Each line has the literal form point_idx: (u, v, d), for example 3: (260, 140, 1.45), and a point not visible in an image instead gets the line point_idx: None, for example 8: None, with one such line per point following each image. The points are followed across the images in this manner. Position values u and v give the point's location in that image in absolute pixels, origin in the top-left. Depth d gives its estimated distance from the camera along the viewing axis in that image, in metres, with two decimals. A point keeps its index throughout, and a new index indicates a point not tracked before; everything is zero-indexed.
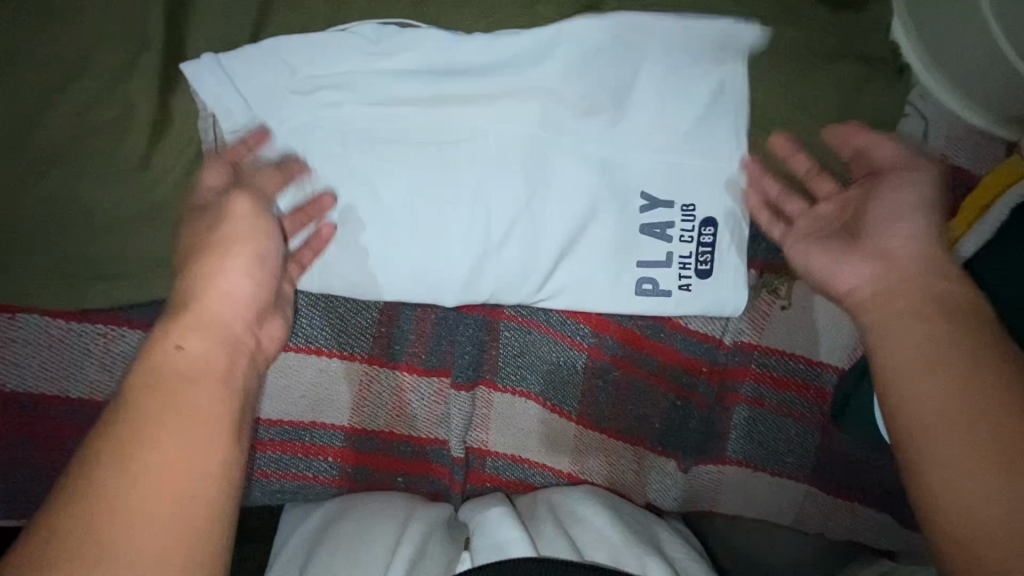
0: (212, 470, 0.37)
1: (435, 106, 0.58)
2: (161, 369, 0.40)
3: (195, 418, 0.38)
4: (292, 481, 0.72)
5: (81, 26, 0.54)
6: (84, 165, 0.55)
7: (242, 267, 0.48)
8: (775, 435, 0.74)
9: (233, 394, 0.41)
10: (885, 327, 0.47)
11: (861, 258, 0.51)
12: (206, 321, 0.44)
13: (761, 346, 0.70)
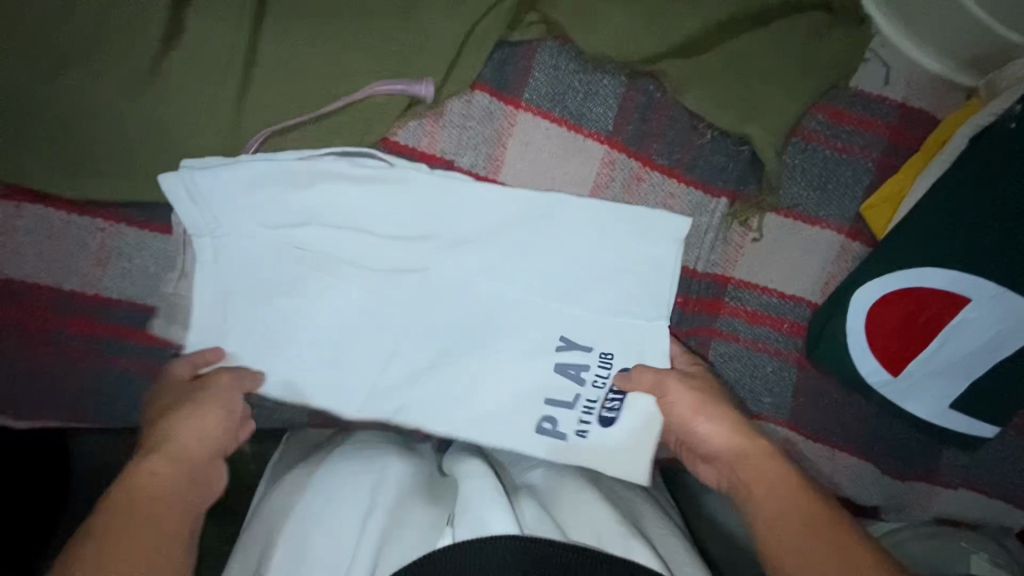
0: (171, 552, 0.46)
1: (419, 25, 0.63)
2: (132, 481, 0.49)
3: (151, 551, 0.45)
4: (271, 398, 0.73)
5: None
6: (97, 66, 0.59)
7: (218, 420, 0.57)
8: (751, 373, 0.74)
9: (193, 475, 0.52)
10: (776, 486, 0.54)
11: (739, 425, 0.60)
12: (168, 449, 0.53)
13: (735, 278, 0.72)
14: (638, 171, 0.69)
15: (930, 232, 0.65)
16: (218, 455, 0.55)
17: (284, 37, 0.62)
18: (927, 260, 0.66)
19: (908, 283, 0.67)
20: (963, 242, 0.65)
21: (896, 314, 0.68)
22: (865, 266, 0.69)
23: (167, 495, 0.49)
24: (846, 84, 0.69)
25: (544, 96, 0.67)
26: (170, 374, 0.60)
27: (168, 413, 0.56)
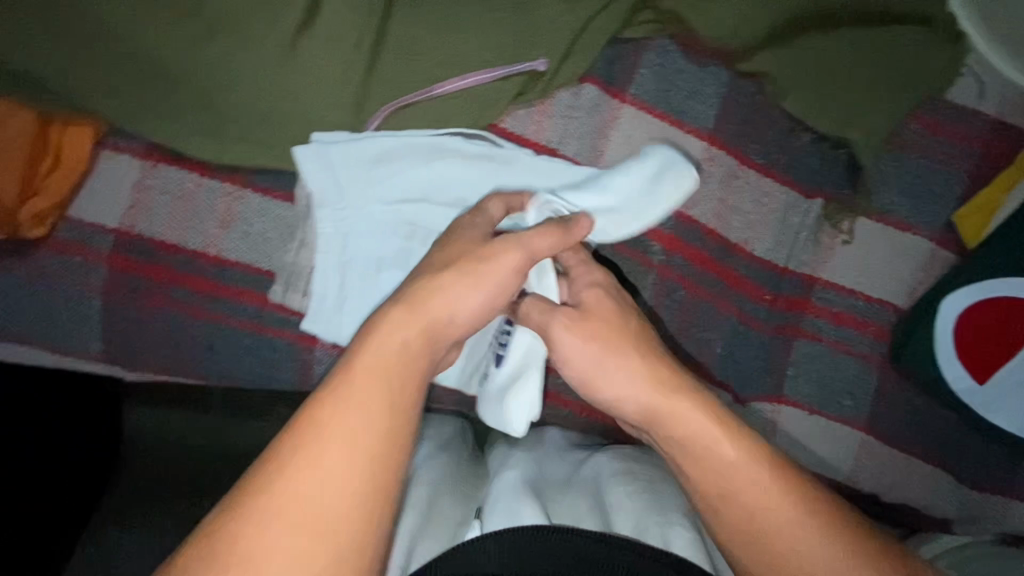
0: (398, 452, 0.43)
1: (539, 18, 0.66)
2: (382, 355, 0.46)
3: (360, 470, 0.41)
4: None
5: None
6: (243, 38, 0.62)
7: (473, 284, 0.52)
8: (832, 373, 0.75)
9: (416, 368, 0.47)
10: (734, 481, 0.49)
11: (679, 402, 0.53)
12: (414, 308, 0.49)
13: (823, 279, 0.73)
14: (735, 169, 0.71)
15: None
16: (456, 323, 0.51)
17: (414, 21, 0.66)
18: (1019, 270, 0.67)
19: (1000, 292, 0.68)
20: None
21: (988, 320, 0.69)
22: (964, 271, 0.69)
23: (405, 381, 0.46)
24: (942, 95, 0.71)
25: (650, 91, 0.70)
26: (449, 245, 0.55)
27: (430, 271, 0.52)
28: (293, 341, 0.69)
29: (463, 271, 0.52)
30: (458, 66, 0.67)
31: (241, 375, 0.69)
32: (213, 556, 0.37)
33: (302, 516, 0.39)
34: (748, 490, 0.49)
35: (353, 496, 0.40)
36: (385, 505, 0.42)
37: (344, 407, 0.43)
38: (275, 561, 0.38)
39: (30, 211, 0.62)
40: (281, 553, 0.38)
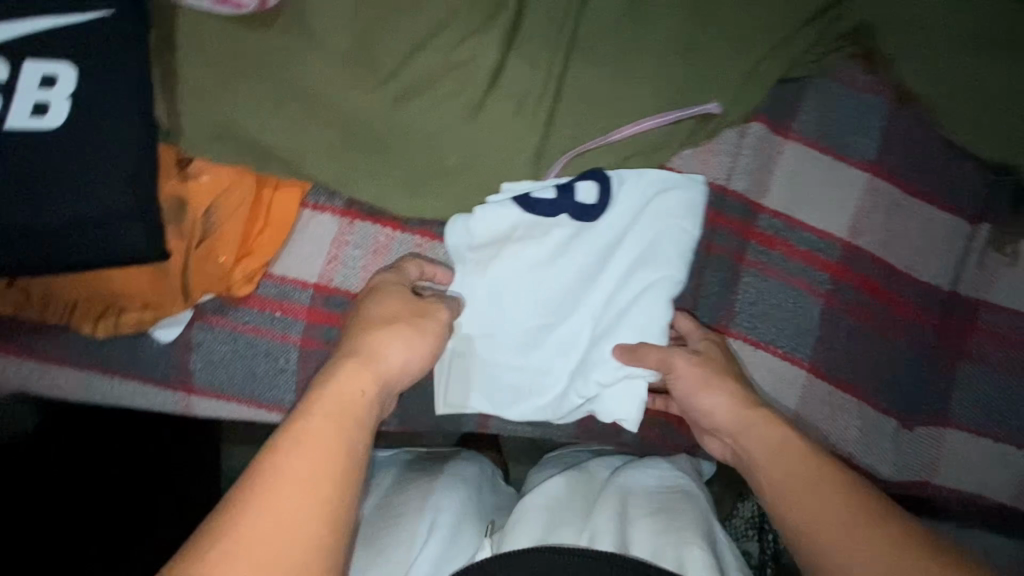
0: (331, 510, 0.46)
1: (711, 65, 0.69)
2: (327, 403, 0.51)
3: (300, 509, 0.45)
4: None
5: None
6: (440, 98, 0.66)
7: (400, 340, 0.58)
8: (1001, 397, 0.75)
9: (348, 421, 0.51)
10: (810, 486, 0.56)
11: (760, 418, 0.63)
12: (346, 381, 0.53)
13: (988, 302, 0.74)
14: (899, 198, 0.73)
15: None
16: (382, 359, 0.56)
17: (595, 72, 0.69)
18: None
19: None
20: None
21: None
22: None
23: (355, 440, 0.50)
24: None
25: (814, 127, 0.72)
26: (382, 301, 0.61)
27: (376, 329, 0.58)
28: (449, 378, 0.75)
29: (406, 321, 0.60)
30: (636, 112, 0.69)
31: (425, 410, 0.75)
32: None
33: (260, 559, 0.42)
34: (823, 495, 0.55)
35: (310, 536, 0.44)
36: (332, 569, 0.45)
37: (293, 452, 0.47)
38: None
39: (244, 270, 0.64)
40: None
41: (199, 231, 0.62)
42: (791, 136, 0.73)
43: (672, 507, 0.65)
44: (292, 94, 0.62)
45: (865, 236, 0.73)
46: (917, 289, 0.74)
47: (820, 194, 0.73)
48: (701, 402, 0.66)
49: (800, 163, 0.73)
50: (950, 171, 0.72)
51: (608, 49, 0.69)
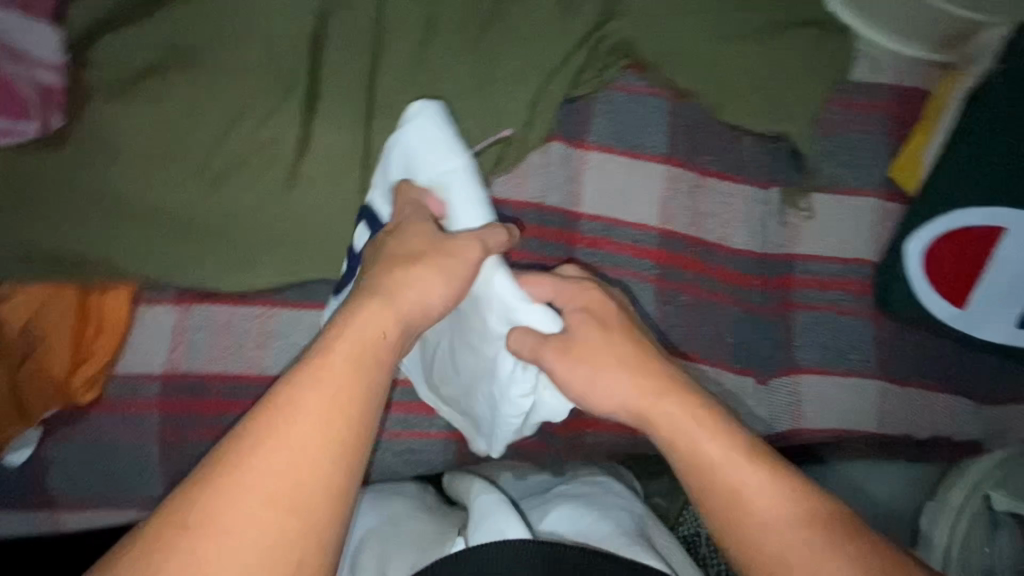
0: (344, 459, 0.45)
1: (499, 100, 0.77)
2: (345, 350, 0.50)
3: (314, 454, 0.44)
4: (415, 438, 0.80)
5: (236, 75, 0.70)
6: (251, 176, 0.70)
7: (433, 280, 0.58)
8: (832, 335, 0.83)
9: (368, 366, 0.50)
10: (734, 476, 0.52)
11: (674, 403, 0.57)
12: (347, 339, 0.51)
13: (800, 254, 0.81)
14: (698, 181, 0.80)
15: (956, 180, 0.76)
16: (424, 306, 0.57)
17: (396, 124, 0.75)
18: (956, 205, 0.77)
19: (950, 227, 0.78)
20: (984, 183, 0.76)
21: (945, 252, 0.78)
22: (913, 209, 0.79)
23: (373, 380, 0.50)
24: (849, 78, 0.83)
25: (607, 134, 0.80)
26: (410, 236, 0.60)
27: (402, 263, 0.58)
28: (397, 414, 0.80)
29: (434, 265, 0.58)
30: None
31: None
32: (189, 503, 0.42)
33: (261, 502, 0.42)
34: (742, 486, 0.52)
35: (319, 484, 0.44)
36: (344, 504, 0.45)
37: (312, 384, 0.47)
38: (234, 530, 0.41)
39: (81, 376, 0.66)
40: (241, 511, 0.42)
41: (29, 348, 0.65)
42: (588, 145, 0.80)
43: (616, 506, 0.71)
44: (102, 203, 0.66)
45: (676, 219, 0.80)
46: (732, 256, 0.81)
47: (627, 190, 0.80)
48: (602, 391, 0.60)
49: (601, 168, 0.80)
50: (736, 146, 0.81)
51: (405, 105, 0.76)
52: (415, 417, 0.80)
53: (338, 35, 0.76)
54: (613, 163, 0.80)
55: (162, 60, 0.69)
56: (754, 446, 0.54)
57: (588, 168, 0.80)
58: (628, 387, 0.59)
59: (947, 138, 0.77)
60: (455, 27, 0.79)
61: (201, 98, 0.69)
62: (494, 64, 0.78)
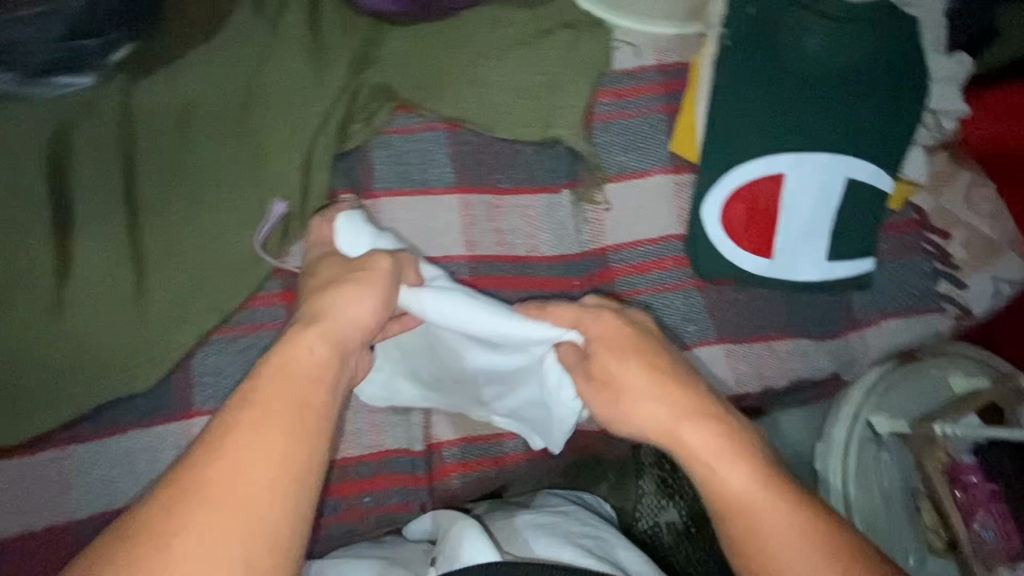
0: (307, 449, 0.50)
1: (267, 175, 0.77)
2: (293, 367, 0.54)
3: (260, 469, 0.47)
4: (330, 524, 0.77)
5: None
6: (13, 319, 0.68)
7: (357, 297, 0.61)
8: (666, 313, 0.83)
9: (322, 383, 0.55)
10: (726, 489, 0.58)
11: (689, 399, 0.63)
12: (304, 353, 0.55)
13: (610, 246, 0.82)
14: (492, 201, 0.81)
15: (724, 140, 0.79)
16: (352, 316, 0.60)
17: (163, 225, 0.73)
18: (734, 163, 0.79)
19: (737, 185, 0.80)
20: (749, 138, 0.79)
21: (740, 211, 0.80)
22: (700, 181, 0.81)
23: (318, 388, 0.54)
24: (610, 70, 0.85)
25: (391, 179, 0.80)
26: (327, 267, 0.67)
27: (333, 288, 0.62)
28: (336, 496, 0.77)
29: (359, 282, 0.62)
30: (217, 243, 0.74)
31: None
32: (153, 519, 0.45)
33: (223, 524, 0.45)
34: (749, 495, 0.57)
35: (273, 485, 0.47)
36: (305, 488, 0.49)
37: (265, 398, 0.51)
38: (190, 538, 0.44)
39: None
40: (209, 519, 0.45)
41: None
42: (373, 194, 0.80)
43: (579, 517, 0.72)
44: None
45: (478, 245, 0.80)
46: (545, 264, 0.81)
47: (422, 228, 0.79)
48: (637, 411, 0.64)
49: (393, 212, 0.80)
50: (519, 159, 0.82)
51: (169, 202, 0.74)
52: None
53: (84, 149, 0.74)
54: (401, 205, 0.80)
55: None
56: (769, 468, 0.59)
57: (378, 214, 0.79)
58: (656, 412, 0.63)
59: (709, 108, 0.80)
60: (208, 110, 0.77)
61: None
62: (256, 141, 0.77)
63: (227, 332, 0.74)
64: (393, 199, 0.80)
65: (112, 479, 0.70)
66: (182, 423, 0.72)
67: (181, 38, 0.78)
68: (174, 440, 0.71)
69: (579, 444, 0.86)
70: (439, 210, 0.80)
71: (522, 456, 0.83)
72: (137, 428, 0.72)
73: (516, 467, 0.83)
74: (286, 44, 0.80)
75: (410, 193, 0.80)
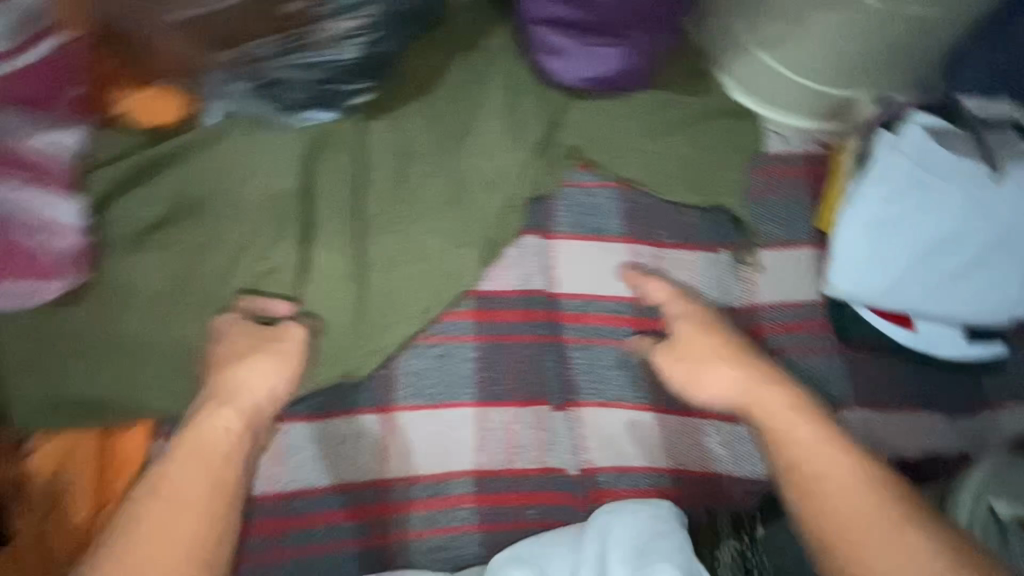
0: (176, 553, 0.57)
1: (475, 210, 0.89)
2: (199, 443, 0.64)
3: (140, 553, 0.56)
4: (476, 532, 0.80)
5: (233, 222, 0.79)
6: (254, 310, 0.77)
7: (269, 366, 0.71)
8: (808, 373, 0.90)
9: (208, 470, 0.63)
10: (802, 451, 0.71)
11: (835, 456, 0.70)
12: (192, 440, 0.64)
13: (763, 304, 0.91)
14: (656, 253, 0.91)
15: (884, 232, 0.86)
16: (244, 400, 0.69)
17: (386, 241, 0.86)
18: (887, 253, 0.86)
19: (893, 271, 0.86)
20: (904, 231, 0.86)
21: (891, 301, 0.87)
22: (844, 248, 0.86)
23: (216, 437, 0.65)
24: (764, 153, 0.97)
25: (571, 225, 0.91)
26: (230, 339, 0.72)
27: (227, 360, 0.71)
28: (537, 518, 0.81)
29: (266, 350, 0.72)
30: (429, 263, 0.86)
31: None
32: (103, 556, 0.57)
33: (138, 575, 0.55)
34: (805, 462, 0.70)
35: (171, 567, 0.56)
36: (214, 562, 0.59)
37: (204, 421, 0.66)
38: (138, 556, 0.56)
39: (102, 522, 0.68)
40: (154, 540, 0.57)
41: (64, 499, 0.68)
42: (561, 237, 0.90)
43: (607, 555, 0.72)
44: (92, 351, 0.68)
45: (645, 291, 0.89)
46: (704, 313, 0.90)
47: (601, 270, 0.90)
48: (703, 382, 0.79)
49: (577, 254, 0.90)
50: (687, 218, 0.92)
51: (390, 223, 0.87)
52: (439, 512, 0.79)
53: (325, 174, 0.87)
54: (583, 248, 0.90)
55: (166, 217, 0.77)
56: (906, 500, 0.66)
57: (564, 255, 0.90)
58: (729, 381, 0.78)
59: (858, 184, 0.87)
60: (426, 155, 0.91)
61: (209, 243, 0.77)
62: (465, 181, 0.90)
63: (425, 339, 0.85)
64: (576, 243, 0.90)
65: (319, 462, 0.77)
66: (381, 416, 0.80)
67: (412, 91, 0.93)
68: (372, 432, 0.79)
69: (724, 488, 0.87)
70: (616, 255, 0.90)
71: (668, 493, 0.85)
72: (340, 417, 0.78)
73: (659, 503, 0.85)
74: (489, 108, 0.94)
75: (591, 240, 0.90)
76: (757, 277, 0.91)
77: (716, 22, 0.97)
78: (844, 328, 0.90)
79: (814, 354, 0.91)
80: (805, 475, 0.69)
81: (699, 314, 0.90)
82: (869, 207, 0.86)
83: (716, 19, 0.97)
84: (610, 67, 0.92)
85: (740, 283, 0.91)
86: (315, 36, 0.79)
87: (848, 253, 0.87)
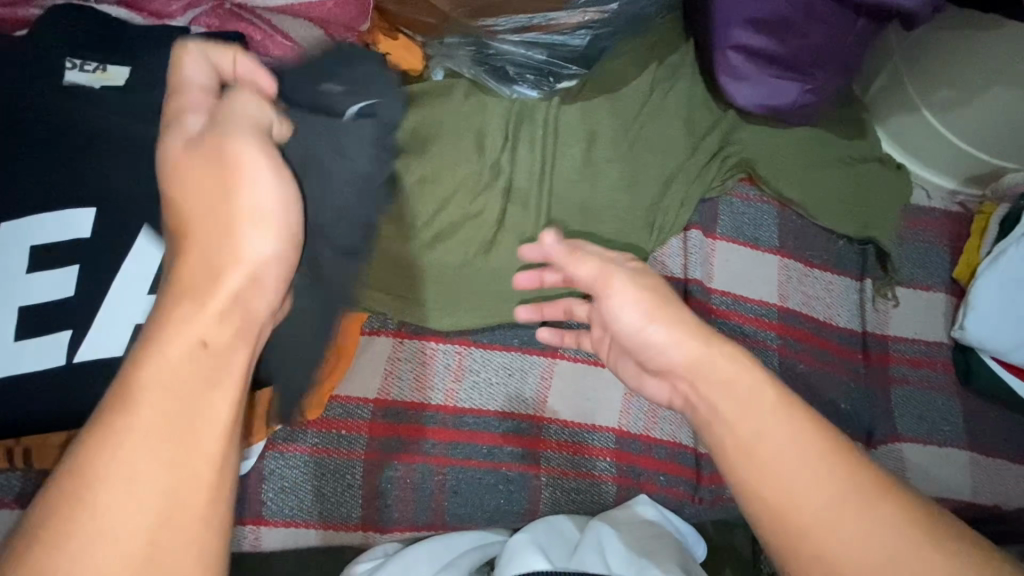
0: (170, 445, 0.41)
1: (650, 196, 0.98)
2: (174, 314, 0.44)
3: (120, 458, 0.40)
4: (612, 481, 0.83)
5: (455, 160, 0.89)
6: (461, 238, 0.86)
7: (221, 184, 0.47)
8: (929, 407, 0.96)
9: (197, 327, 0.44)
10: (729, 409, 0.52)
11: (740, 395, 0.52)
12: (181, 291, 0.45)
13: (892, 335, 0.98)
14: (803, 269, 0.99)
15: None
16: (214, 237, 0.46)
17: (568, 207, 0.95)
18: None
19: None
20: None
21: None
22: (981, 297, 0.93)
23: (254, 306, 0.47)
24: (910, 202, 1.06)
25: (731, 230, 1.00)
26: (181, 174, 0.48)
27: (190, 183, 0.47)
28: (667, 490, 0.84)
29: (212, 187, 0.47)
30: (606, 235, 0.95)
31: (479, 513, 0.79)
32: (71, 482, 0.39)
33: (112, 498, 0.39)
34: (750, 436, 0.50)
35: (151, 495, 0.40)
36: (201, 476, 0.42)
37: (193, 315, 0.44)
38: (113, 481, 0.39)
39: (316, 395, 0.77)
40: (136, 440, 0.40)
41: None
42: (718, 237, 0.99)
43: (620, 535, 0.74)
44: None
45: (787, 300, 0.97)
46: (836, 330, 0.97)
47: (752, 273, 0.98)
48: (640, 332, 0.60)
49: (731, 254, 0.99)
50: (833, 244, 1.02)
51: (575, 193, 0.96)
52: (582, 457, 0.83)
53: (528, 136, 0.96)
54: (738, 252, 0.99)
55: (404, 146, 0.87)
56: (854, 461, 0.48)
57: (721, 253, 0.99)
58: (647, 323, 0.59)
59: (1003, 242, 0.94)
60: (613, 139, 0.99)
61: (435, 173, 0.87)
62: (644, 168, 0.99)
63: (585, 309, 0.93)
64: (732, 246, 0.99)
65: (493, 385, 0.83)
66: (549, 359, 0.86)
67: (609, 82, 1.02)
68: (538, 370, 0.85)
69: None
70: (765, 263, 0.99)
71: None
72: (516, 351, 0.86)
73: None
74: (671, 109, 1.03)
75: (745, 245, 0.99)
76: (889, 312, 0.99)
77: (884, 74, 1.06)
78: (968, 372, 0.96)
79: (934, 391, 0.97)
80: (739, 439, 0.51)
81: (833, 330, 0.97)
82: (1012, 261, 0.93)
83: (884, 72, 1.06)
84: (782, 100, 0.99)
85: (873, 311, 0.99)
86: (556, 20, 0.91)
87: (988, 301, 0.93)
